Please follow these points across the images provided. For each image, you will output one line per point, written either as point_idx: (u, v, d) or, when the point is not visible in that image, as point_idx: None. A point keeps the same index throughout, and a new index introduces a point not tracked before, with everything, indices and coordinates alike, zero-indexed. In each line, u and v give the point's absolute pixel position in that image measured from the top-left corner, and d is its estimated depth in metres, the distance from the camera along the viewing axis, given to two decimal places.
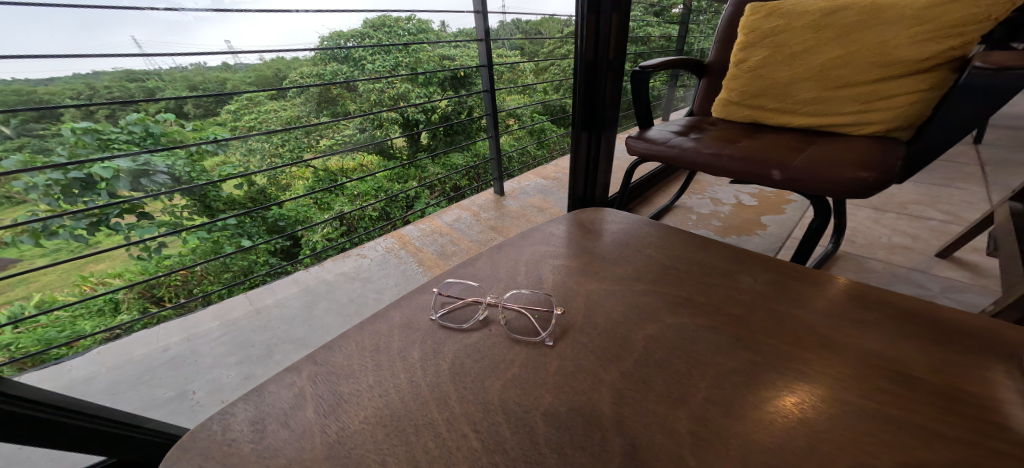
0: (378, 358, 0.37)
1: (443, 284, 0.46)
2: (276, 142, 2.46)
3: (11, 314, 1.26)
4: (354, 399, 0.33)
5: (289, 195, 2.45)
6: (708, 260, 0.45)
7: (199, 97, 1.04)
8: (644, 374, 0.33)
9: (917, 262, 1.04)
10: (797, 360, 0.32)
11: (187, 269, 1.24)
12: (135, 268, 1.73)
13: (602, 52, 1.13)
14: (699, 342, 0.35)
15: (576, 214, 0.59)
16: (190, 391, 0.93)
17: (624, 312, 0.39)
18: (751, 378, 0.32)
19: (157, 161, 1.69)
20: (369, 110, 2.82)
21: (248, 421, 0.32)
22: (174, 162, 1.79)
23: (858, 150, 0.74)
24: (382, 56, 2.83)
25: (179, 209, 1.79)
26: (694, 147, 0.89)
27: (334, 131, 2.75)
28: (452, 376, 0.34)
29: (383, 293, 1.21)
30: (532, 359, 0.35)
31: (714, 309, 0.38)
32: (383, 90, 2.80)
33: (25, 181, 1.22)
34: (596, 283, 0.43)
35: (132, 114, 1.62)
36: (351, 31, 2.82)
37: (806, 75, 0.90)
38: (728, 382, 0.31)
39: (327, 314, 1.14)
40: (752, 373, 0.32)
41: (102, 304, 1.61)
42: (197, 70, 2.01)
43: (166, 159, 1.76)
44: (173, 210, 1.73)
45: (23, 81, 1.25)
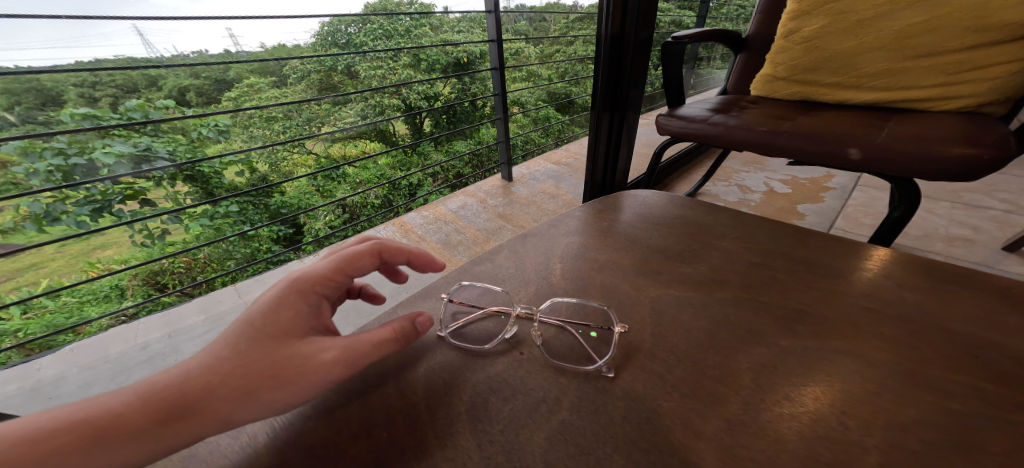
0: (366, 394, 0.26)
1: (454, 287, 0.35)
2: (278, 132, 2.19)
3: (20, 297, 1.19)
4: (330, 457, 0.23)
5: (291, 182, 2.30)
6: (817, 256, 0.33)
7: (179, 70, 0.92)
8: (769, 427, 0.22)
9: (980, 257, 0.93)
10: (1016, 408, 0.21)
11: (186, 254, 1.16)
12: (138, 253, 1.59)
13: (631, 26, 1.00)
14: (840, 376, 0.24)
15: (616, 197, 0.48)
16: None
17: (713, 329, 0.27)
18: (945, 434, 0.20)
19: (158, 147, 1.55)
20: (372, 97, 2.58)
21: None
22: (176, 147, 1.63)
23: (949, 125, 0.63)
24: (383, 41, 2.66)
25: (182, 195, 1.65)
26: (741, 124, 0.78)
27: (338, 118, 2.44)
28: (472, 427, 0.23)
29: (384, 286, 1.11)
30: (586, 399, 0.25)
31: (844, 325, 0.27)
32: (386, 75, 2.59)
33: (25, 166, 1.16)
34: (662, 288, 0.32)
35: (132, 100, 1.47)
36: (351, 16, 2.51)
37: (874, 44, 0.80)
38: (917, 445, 0.20)
39: None
40: (947, 425, 0.21)
41: (108, 289, 1.48)
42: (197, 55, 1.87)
43: (167, 144, 1.60)
44: (177, 197, 1.59)
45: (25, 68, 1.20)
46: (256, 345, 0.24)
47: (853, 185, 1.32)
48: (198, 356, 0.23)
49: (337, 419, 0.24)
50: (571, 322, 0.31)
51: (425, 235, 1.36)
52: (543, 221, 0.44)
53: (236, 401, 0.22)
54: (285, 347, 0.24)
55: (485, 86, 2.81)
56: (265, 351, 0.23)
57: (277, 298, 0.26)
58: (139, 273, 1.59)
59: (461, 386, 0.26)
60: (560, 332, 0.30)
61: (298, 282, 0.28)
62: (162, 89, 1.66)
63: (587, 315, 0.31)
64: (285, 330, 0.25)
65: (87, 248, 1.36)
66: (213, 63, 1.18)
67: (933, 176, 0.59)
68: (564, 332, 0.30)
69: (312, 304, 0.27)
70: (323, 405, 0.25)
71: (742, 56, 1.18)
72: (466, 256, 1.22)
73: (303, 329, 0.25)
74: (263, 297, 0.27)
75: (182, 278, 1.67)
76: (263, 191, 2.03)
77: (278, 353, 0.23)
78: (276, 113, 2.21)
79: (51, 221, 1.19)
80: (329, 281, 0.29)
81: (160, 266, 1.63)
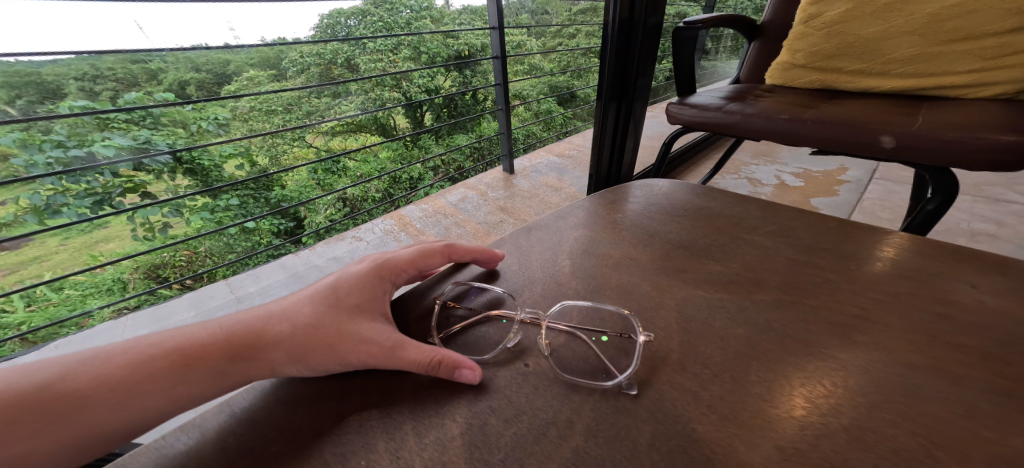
0: (340, 412, 0.22)
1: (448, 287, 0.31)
2: (277, 126, 2.11)
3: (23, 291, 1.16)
4: None
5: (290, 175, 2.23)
6: (867, 253, 0.29)
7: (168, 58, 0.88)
8: (834, 457, 0.17)
9: (1006, 252, 0.90)
10: None
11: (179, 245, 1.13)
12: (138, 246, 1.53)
13: (640, 11, 0.95)
14: (920, 396, 0.19)
15: (627, 186, 0.44)
16: None
17: (752, 338, 0.23)
18: None
19: (157, 140, 1.50)
20: (372, 91, 2.46)
21: None
22: (176, 141, 1.57)
23: (987, 115, 0.61)
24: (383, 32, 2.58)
25: (182, 189, 1.60)
26: (756, 112, 0.74)
27: (337, 113, 2.35)
28: (468, 455, 0.19)
29: None
30: (606, 421, 0.20)
31: (913, 333, 0.23)
32: (385, 67, 2.46)
33: (25, 158, 1.09)
34: (689, 288, 0.28)
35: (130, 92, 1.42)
36: (351, 8, 2.41)
37: (897, 32, 0.87)
38: None
39: None
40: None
41: (110, 282, 1.43)
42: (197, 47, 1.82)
43: (166, 137, 1.54)
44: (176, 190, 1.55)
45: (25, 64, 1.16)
46: (324, 313, 0.25)
47: (868, 178, 1.28)
48: (269, 312, 0.25)
49: (307, 433, 0.21)
50: (584, 329, 0.26)
51: (424, 228, 1.31)
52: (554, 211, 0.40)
53: (295, 355, 0.23)
54: (354, 323, 0.24)
55: (486, 80, 2.71)
56: (334, 322, 0.24)
57: (360, 276, 0.28)
58: (140, 266, 1.54)
59: (454, 403, 0.22)
60: (570, 340, 0.26)
61: (380, 266, 0.29)
62: (162, 82, 1.62)
63: (603, 321, 0.27)
64: (355, 309, 0.25)
65: (91, 241, 1.33)
66: (200, 50, 1.08)
67: (973, 164, 0.56)
68: (575, 341, 0.25)
69: (384, 290, 0.28)
70: (289, 423, 0.21)
71: (756, 44, 1.14)
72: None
73: (371, 311, 0.26)
74: (348, 272, 0.28)
75: (183, 272, 1.64)
76: (263, 184, 1.98)
77: (345, 331, 0.24)
78: (277, 106, 2.15)
79: (52, 214, 1.16)
80: (404, 270, 0.29)
81: (162, 259, 1.58)
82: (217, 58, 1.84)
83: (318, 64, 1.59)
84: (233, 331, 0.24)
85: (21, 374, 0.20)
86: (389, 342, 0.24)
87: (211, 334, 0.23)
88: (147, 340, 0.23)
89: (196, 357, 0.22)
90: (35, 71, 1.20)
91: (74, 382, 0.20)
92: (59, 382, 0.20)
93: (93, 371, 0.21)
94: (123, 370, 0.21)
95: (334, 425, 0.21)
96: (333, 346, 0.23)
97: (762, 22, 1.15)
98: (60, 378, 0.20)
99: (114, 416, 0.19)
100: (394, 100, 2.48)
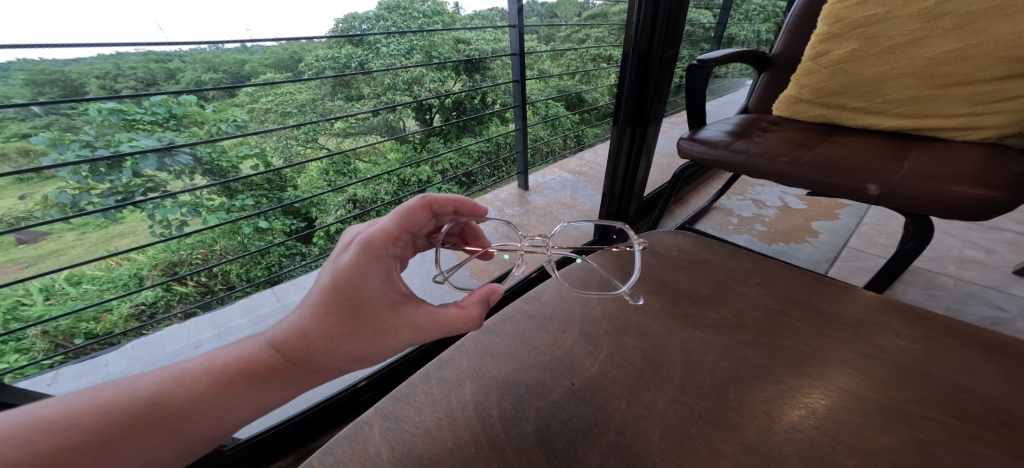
0: (453, 417, 0.33)
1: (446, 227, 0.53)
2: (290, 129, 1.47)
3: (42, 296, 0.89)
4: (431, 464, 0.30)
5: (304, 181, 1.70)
6: (830, 306, 0.39)
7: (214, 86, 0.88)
8: (774, 447, 0.28)
9: (991, 279, 0.99)
10: (977, 439, 0.27)
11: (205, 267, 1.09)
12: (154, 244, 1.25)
13: (657, 45, 1.04)
14: (837, 409, 0.29)
15: (650, 235, 0.53)
16: None
17: (732, 368, 0.33)
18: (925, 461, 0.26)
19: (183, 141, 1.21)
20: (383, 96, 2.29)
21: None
22: None
23: (962, 166, 0.69)
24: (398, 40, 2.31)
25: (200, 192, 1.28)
26: (759, 153, 0.84)
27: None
28: (540, 444, 0.31)
29: None
30: (630, 423, 0.31)
31: (843, 366, 0.32)
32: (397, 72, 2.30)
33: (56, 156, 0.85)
34: (691, 330, 0.38)
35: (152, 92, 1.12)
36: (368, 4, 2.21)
37: (903, 72, 0.94)
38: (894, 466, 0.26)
39: None
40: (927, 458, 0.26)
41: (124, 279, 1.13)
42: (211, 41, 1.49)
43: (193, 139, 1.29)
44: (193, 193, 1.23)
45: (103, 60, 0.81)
46: (338, 317, 0.38)
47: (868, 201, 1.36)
48: (295, 322, 0.38)
49: (435, 430, 0.32)
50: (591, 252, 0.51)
51: None
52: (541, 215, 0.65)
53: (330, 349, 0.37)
54: (368, 314, 0.38)
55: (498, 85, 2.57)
56: (340, 323, 0.38)
57: (355, 265, 0.38)
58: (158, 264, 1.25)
59: (526, 410, 0.33)
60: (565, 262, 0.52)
61: (371, 249, 0.39)
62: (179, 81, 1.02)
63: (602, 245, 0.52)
64: (367, 299, 0.38)
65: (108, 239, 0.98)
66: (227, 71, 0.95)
67: (949, 213, 0.64)
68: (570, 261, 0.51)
69: (385, 265, 0.40)
70: (420, 422, 0.33)
71: (765, 76, 1.25)
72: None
73: (378, 298, 0.39)
74: (342, 263, 0.38)
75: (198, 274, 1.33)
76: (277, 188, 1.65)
77: (365, 318, 0.38)
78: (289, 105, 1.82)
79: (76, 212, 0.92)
80: (397, 236, 0.41)
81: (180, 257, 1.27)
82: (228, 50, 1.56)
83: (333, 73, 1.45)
84: (283, 342, 0.38)
85: (125, 400, 0.33)
86: (393, 323, 0.38)
87: (245, 356, 0.38)
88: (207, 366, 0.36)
89: (257, 368, 0.37)
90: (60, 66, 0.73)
91: (170, 400, 0.34)
92: (159, 399, 0.34)
93: (179, 389, 0.35)
94: (205, 384, 0.35)
95: (450, 428, 0.32)
96: (359, 327, 0.38)
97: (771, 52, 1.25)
98: (161, 397, 0.34)
99: (204, 416, 0.34)
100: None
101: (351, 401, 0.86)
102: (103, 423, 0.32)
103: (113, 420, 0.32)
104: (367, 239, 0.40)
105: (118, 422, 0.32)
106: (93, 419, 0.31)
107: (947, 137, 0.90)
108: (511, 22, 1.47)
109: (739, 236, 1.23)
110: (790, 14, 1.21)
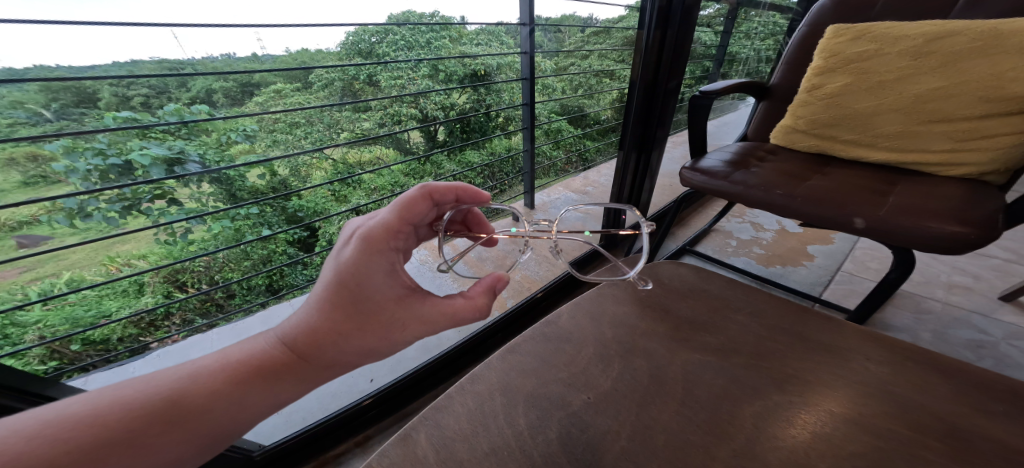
0: (489, 425, 0.39)
1: (445, 211, 0.62)
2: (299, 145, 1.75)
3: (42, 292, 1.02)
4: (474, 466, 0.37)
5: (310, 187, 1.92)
6: (812, 332, 0.45)
7: (216, 79, 0.91)
8: (757, 453, 0.35)
9: (978, 304, 1.04)
10: (922, 446, 0.34)
11: (207, 264, 1.12)
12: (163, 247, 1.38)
13: (663, 76, 1.12)
14: (810, 424, 0.36)
15: (655, 265, 0.58)
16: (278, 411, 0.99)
17: (726, 386, 0.40)
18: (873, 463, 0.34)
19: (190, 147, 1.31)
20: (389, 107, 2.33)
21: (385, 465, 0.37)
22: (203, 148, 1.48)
23: (944, 201, 0.75)
24: (406, 50, 2.30)
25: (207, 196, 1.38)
26: (757, 185, 0.90)
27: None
28: (565, 449, 0.37)
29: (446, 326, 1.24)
30: (640, 432, 0.37)
31: (817, 386, 0.39)
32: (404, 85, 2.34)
33: (66, 163, 1.01)
34: (692, 353, 0.44)
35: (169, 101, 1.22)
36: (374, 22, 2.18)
37: (891, 107, 0.99)
38: None
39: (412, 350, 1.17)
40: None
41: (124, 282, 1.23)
42: None
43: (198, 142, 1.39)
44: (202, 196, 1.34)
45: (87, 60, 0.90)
46: (341, 312, 0.45)
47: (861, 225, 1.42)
48: (301, 318, 0.46)
49: (475, 436, 0.39)
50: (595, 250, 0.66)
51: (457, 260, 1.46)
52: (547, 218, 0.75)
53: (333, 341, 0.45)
54: (369, 307, 0.46)
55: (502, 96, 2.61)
56: (340, 319, 0.45)
57: (356, 260, 0.46)
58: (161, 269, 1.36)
59: (552, 420, 0.39)
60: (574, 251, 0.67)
61: (370, 246, 0.47)
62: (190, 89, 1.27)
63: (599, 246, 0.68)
64: (368, 294, 0.46)
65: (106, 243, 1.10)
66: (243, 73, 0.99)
67: (926, 248, 0.71)
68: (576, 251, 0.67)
69: (384, 258, 0.47)
70: (461, 428, 0.39)
71: (763, 104, 1.33)
72: (513, 300, 1.33)
73: (379, 291, 0.46)
74: (346, 259, 0.46)
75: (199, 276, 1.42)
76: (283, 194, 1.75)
77: (366, 311, 0.46)
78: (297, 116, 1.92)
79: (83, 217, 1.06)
80: (396, 230, 0.49)
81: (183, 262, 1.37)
82: None
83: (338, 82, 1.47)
84: (290, 339, 0.45)
85: (147, 396, 0.41)
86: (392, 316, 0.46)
87: (251, 353, 0.45)
88: (217, 364, 0.44)
89: (265, 361, 0.44)
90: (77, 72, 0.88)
91: (188, 397, 0.41)
92: (179, 394, 0.41)
93: (194, 385, 0.42)
94: (221, 379, 0.43)
95: (487, 434, 0.39)
96: (362, 318, 0.45)
97: (769, 82, 1.33)
98: (179, 393, 0.42)
99: (221, 407, 0.42)
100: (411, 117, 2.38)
101: (357, 418, 0.99)
102: (133, 417, 0.39)
103: (138, 416, 0.40)
104: (363, 232, 0.48)
105: (143, 417, 0.40)
106: (120, 416, 0.39)
107: (934, 172, 0.95)
108: (523, 50, 1.59)
109: (738, 258, 1.29)
110: (790, 46, 1.27)
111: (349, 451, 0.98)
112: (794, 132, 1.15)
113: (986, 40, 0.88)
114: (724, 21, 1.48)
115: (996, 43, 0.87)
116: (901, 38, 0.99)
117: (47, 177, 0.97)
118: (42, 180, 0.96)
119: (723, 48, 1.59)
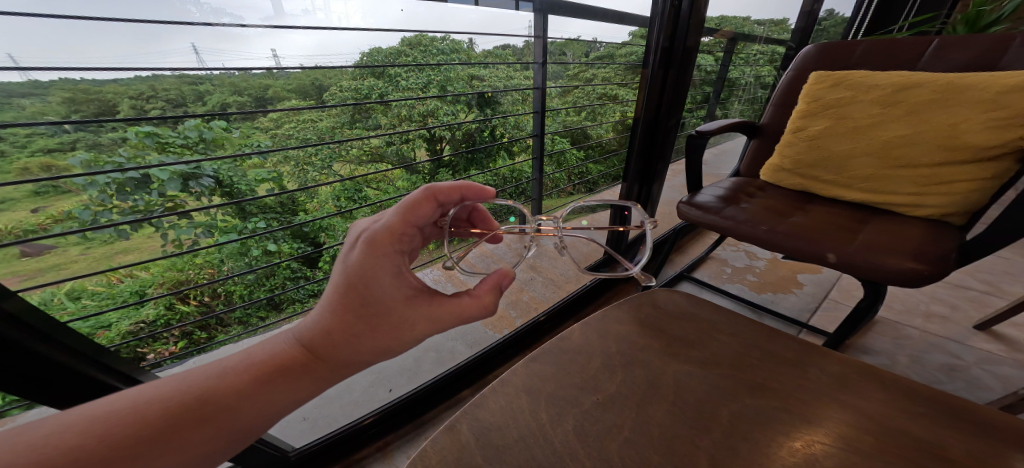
0: (517, 419, 0.49)
1: (450, 210, 0.70)
2: (310, 167, 2.09)
3: (71, 293, 1.19)
4: (507, 450, 0.46)
5: (316, 205, 2.13)
6: (778, 349, 0.55)
7: (250, 110, 1.07)
8: (729, 445, 0.45)
9: (953, 332, 1.13)
10: (857, 441, 0.44)
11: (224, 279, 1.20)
12: (164, 263, 1.64)
13: (664, 115, 1.26)
14: (772, 424, 0.46)
15: (653, 290, 0.69)
16: (302, 417, 1.07)
17: (708, 391, 0.50)
18: (819, 452, 0.43)
19: (207, 166, 1.62)
20: (398, 126, 2.49)
21: (436, 447, 0.47)
22: (222, 166, 1.69)
23: (905, 240, 0.86)
24: (416, 73, 2.46)
25: (216, 213, 1.71)
26: (745, 220, 1.01)
27: (363, 143, 2.35)
28: (581, 439, 0.47)
29: (458, 341, 1.35)
30: (639, 426, 0.47)
31: (779, 394, 0.49)
32: (413, 105, 2.50)
33: (86, 178, 1.18)
34: (682, 365, 0.54)
35: (189, 120, 1.53)
36: (389, 49, 2.23)
37: (864, 151, 1.11)
38: (800, 457, 0.43)
39: (426, 362, 1.26)
40: (822, 457, 0.43)
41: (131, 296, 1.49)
42: (242, 75, 1.61)
43: (214, 163, 1.67)
44: (215, 216, 1.69)
45: (88, 81, 1.10)
46: (352, 314, 0.52)
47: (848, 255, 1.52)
48: (317, 320, 0.52)
49: (508, 426, 0.49)
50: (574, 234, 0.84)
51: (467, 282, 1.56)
52: (548, 217, 0.83)
53: (350, 341, 0.52)
54: (377, 307, 0.53)
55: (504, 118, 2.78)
56: (352, 320, 0.52)
57: (362, 264, 0.53)
58: (165, 281, 1.60)
59: (569, 416, 0.49)
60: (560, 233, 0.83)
61: (376, 249, 0.54)
62: (207, 104, 1.53)
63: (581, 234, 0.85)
64: (376, 296, 0.53)
65: (112, 253, 1.25)
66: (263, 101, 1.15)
67: (889, 281, 0.81)
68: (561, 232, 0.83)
69: (389, 260, 0.54)
70: (495, 420, 0.49)
71: (754, 141, 1.46)
72: (521, 319, 1.42)
73: (385, 292, 0.53)
74: (352, 263, 0.53)
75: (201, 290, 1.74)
76: (291, 212, 2.03)
77: (375, 313, 0.53)
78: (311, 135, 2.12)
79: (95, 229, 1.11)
80: (400, 233, 0.56)
81: (186, 275, 1.65)
82: (258, 83, 1.59)
83: (350, 101, 1.61)
84: (309, 342, 0.52)
85: (177, 394, 0.46)
86: (399, 317, 0.53)
87: (272, 353, 0.51)
88: (241, 364, 0.50)
89: (287, 360, 0.51)
90: (98, 88, 1.16)
91: (215, 395, 0.47)
92: (207, 393, 0.47)
93: (221, 383, 0.48)
94: (246, 379, 0.49)
95: (517, 425, 0.49)
96: (372, 318, 0.52)
97: (762, 120, 1.46)
98: (208, 392, 0.47)
99: (247, 403, 0.47)
100: (418, 137, 2.55)
101: (371, 430, 1.05)
102: (168, 414, 0.45)
103: (173, 413, 0.45)
104: (368, 236, 0.55)
105: (179, 414, 0.45)
106: (158, 412, 0.45)
107: (902, 211, 1.06)
108: (536, 86, 1.57)
109: (731, 284, 1.39)
110: (780, 88, 1.41)
111: (370, 456, 1.05)
112: (781, 170, 1.27)
113: (945, 96, 1.01)
114: (722, 50, 1.62)
115: (954, 99, 1.00)
116: (872, 88, 1.13)
117: (57, 187, 1.14)
118: (53, 189, 1.13)
119: (721, 79, 1.72)
